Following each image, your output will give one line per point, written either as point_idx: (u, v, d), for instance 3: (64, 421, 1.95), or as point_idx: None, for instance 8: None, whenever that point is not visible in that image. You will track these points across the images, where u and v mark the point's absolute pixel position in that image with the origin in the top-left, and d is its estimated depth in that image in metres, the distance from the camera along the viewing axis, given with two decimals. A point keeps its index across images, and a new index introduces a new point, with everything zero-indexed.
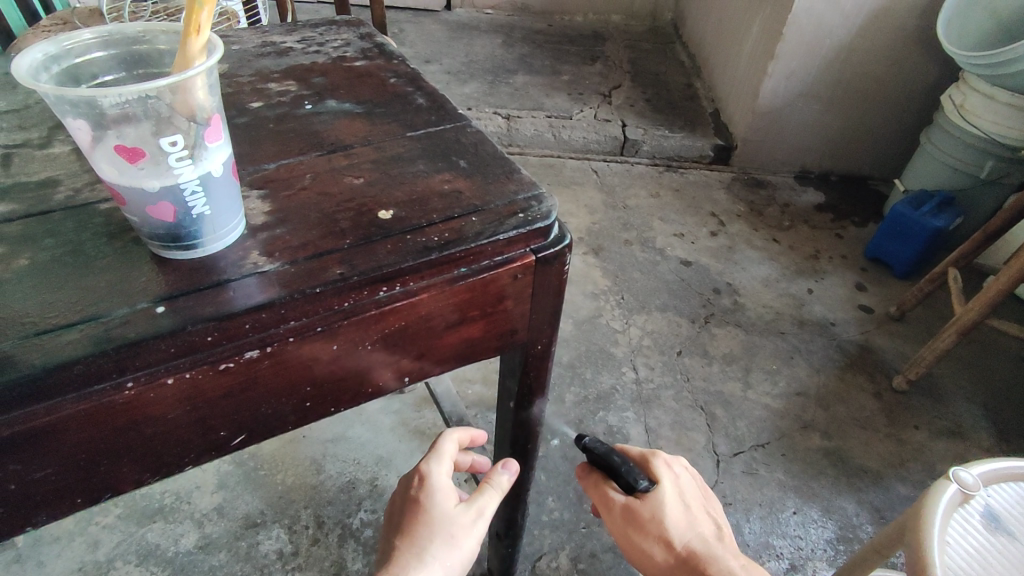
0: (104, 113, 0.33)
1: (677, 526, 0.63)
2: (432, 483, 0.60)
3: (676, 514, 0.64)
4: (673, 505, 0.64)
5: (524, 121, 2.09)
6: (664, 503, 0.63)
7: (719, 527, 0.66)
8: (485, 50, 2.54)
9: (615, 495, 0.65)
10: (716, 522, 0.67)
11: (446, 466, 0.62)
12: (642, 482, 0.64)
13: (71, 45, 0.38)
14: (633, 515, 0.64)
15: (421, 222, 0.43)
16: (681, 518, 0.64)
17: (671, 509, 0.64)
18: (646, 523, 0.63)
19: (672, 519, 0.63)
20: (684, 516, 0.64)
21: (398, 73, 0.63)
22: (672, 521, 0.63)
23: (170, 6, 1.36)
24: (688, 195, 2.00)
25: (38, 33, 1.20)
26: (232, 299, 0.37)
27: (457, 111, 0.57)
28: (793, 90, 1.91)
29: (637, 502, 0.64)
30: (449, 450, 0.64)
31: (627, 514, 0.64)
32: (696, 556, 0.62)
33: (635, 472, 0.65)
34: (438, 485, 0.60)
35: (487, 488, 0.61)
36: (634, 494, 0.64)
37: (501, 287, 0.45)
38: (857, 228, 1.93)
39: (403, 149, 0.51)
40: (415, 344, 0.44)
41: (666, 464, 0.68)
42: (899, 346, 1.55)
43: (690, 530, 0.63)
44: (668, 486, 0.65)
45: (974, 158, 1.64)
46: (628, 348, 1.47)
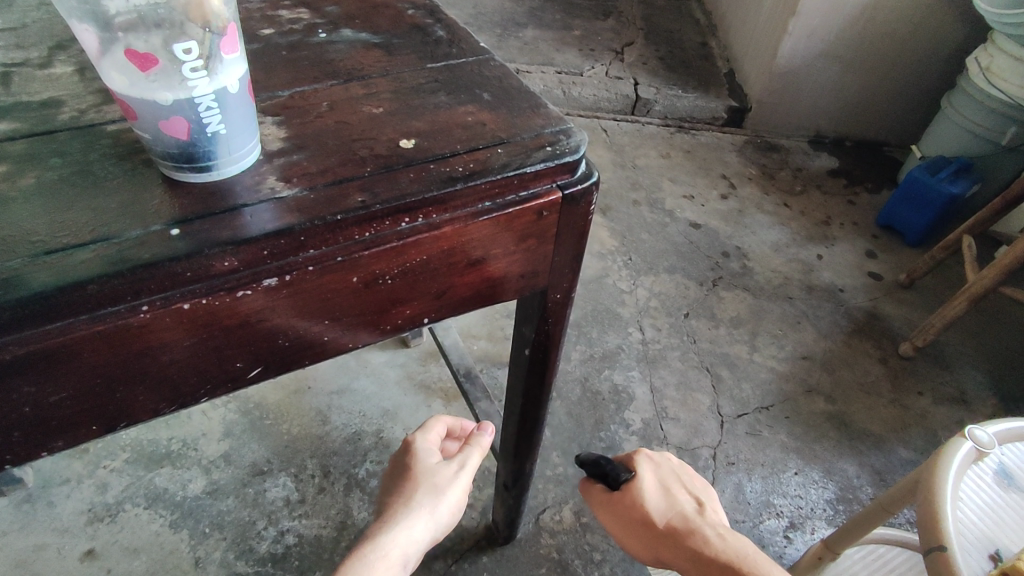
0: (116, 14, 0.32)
1: (656, 508, 0.64)
2: (418, 447, 0.67)
3: (653, 495, 0.65)
4: (651, 490, 0.65)
5: (534, 76, 2.03)
6: (640, 493, 0.65)
7: (700, 502, 0.65)
8: (494, 2, 2.46)
9: (602, 489, 0.68)
10: (697, 498, 0.65)
11: (434, 435, 0.69)
12: (622, 473, 0.67)
13: None
14: (619, 507, 0.66)
15: (445, 153, 0.41)
16: (661, 501, 0.64)
17: (649, 497, 0.65)
18: (628, 508, 0.65)
19: (650, 503, 0.64)
20: (663, 497, 0.65)
21: (415, 4, 0.60)
22: (650, 505, 0.64)
23: None
24: (699, 157, 1.96)
25: None
26: (248, 224, 0.35)
27: (478, 45, 0.55)
28: (813, 49, 1.85)
29: (617, 493, 0.66)
30: (438, 426, 0.71)
31: (612, 505, 0.66)
32: (674, 529, 0.61)
33: (615, 465, 0.68)
34: (423, 450, 0.67)
35: (469, 446, 0.67)
36: (619, 487, 0.66)
37: (526, 225, 0.43)
38: (870, 194, 1.90)
39: (423, 81, 0.49)
40: (433, 284, 0.43)
41: (646, 457, 0.69)
42: (906, 313, 1.54)
43: (670, 512, 0.63)
44: (646, 475, 0.67)
45: (997, 123, 1.59)
46: (635, 309, 1.46)
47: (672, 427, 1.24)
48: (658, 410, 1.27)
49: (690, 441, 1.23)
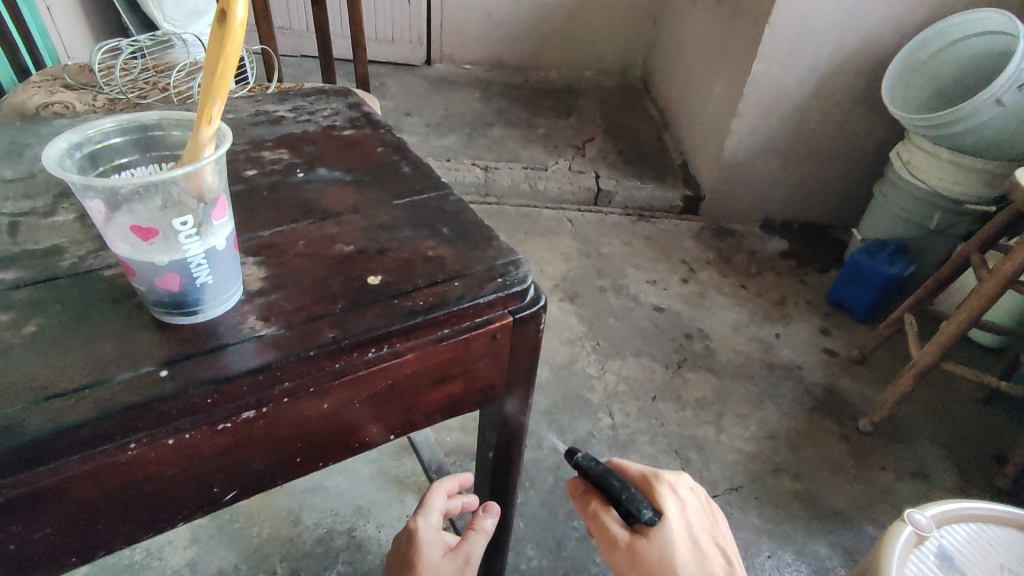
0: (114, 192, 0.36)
1: (685, 563, 0.60)
2: (420, 537, 0.66)
3: (681, 548, 0.61)
4: (678, 541, 0.61)
5: (502, 172, 2.17)
6: (669, 545, 0.61)
7: (730, 562, 0.62)
8: (463, 104, 2.65)
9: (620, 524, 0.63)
10: (725, 556, 0.63)
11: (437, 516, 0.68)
12: (646, 512, 0.62)
13: (93, 134, 0.43)
14: (639, 553, 0.61)
15: (408, 288, 0.47)
16: (688, 555, 0.61)
17: (674, 547, 0.61)
18: (651, 560, 0.60)
19: (679, 556, 0.60)
20: (691, 554, 0.61)
21: (384, 141, 0.68)
22: (678, 556, 0.60)
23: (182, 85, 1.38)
24: (659, 243, 2.07)
25: (32, 94, 1.24)
26: (229, 363, 0.40)
27: (441, 179, 0.62)
28: (755, 145, 2.03)
29: (641, 538, 0.61)
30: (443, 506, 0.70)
31: (630, 548, 0.62)
32: None
33: (639, 501, 0.62)
34: (425, 539, 0.66)
35: (473, 534, 0.67)
36: (642, 531, 0.62)
37: (481, 346, 0.49)
38: (820, 275, 2.02)
39: (390, 217, 0.55)
40: (397, 403, 0.47)
41: (671, 498, 0.65)
42: (862, 388, 1.61)
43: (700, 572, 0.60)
44: (673, 520, 0.62)
45: (923, 210, 1.75)
46: (604, 394, 1.50)
47: None
48: None
49: None
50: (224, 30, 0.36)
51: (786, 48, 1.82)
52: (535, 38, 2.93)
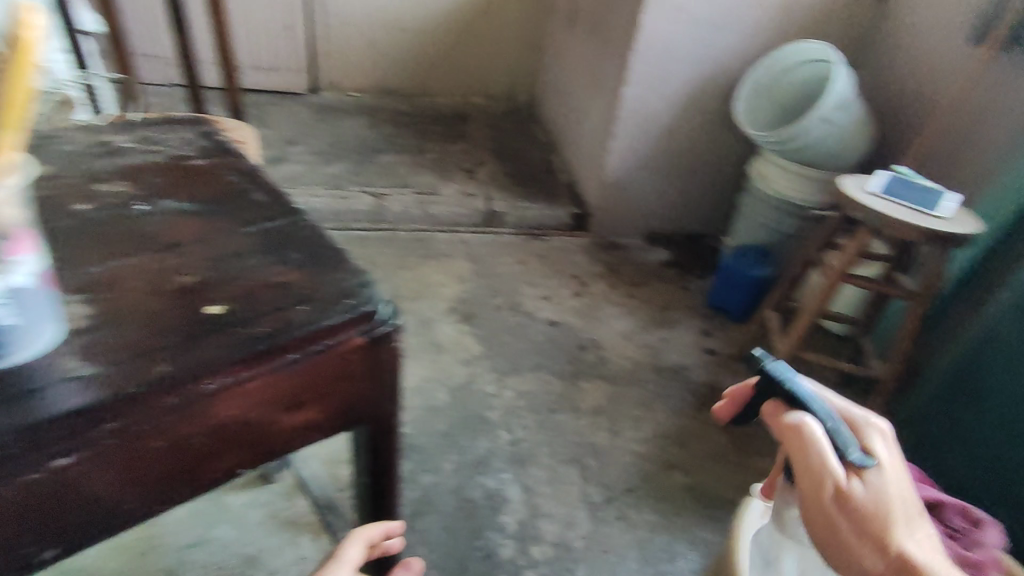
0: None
1: (896, 515, 0.52)
2: None
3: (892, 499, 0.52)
4: (895, 491, 0.53)
5: (393, 198, 2.16)
6: (880, 483, 0.53)
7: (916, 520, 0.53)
8: (351, 131, 2.63)
9: (815, 451, 0.54)
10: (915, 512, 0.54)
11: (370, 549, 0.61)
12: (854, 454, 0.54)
13: None
14: (839, 490, 0.53)
15: (251, 316, 0.46)
16: (907, 500, 0.53)
17: (892, 489, 0.53)
18: (867, 513, 0.52)
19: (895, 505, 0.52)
20: (901, 507, 0.52)
21: (237, 170, 0.66)
22: (896, 504, 0.52)
23: None
24: (552, 260, 2.14)
25: None
26: (41, 408, 0.37)
27: (295, 205, 0.61)
28: (632, 163, 2.16)
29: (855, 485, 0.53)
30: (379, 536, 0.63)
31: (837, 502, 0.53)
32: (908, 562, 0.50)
33: (842, 441, 0.55)
34: None
35: None
36: (843, 468, 0.54)
37: (334, 369, 0.48)
38: (699, 280, 2.17)
39: (237, 246, 0.54)
40: (247, 434, 0.46)
41: (882, 435, 0.57)
42: (740, 383, 1.74)
43: (922, 542, 0.51)
44: (888, 461, 0.55)
45: (779, 219, 1.93)
46: (502, 411, 1.52)
47: (546, 524, 1.28)
48: (532, 508, 1.30)
49: (564, 535, 1.26)
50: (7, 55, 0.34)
51: (650, 74, 1.97)
52: (421, 64, 2.97)
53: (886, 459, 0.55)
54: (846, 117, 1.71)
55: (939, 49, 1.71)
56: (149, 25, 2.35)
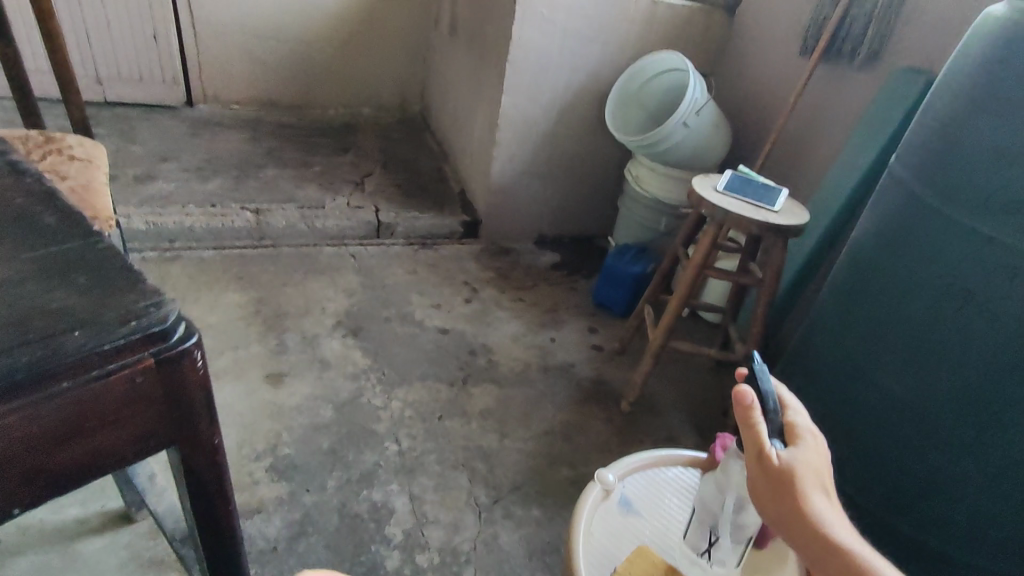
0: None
1: (818, 492, 0.57)
2: None
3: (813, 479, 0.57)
4: (815, 470, 0.58)
5: (274, 214, 2.10)
6: (810, 470, 0.57)
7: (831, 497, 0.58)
8: (231, 146, 2.52)
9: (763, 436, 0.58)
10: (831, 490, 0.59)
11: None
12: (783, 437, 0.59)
13: None
14: (780, 471, 0.57)
15: (16, 345, 0.44)
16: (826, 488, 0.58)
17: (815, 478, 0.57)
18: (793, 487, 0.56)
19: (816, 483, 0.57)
20: (819, 484, 0.57)
21: (28, 191, 0.62)
22: (818, 478, 0.57)
23: None
24: (443, 269, 2.16)
25: None
26: None
27: (91, 226, 0.59)
28: (516, 170, 2.22)
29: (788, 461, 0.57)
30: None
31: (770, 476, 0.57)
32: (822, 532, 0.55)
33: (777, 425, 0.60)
34: None
35: None
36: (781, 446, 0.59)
37: (118, 394, 0.47)
38: (587, 280, 2.26)
39: (13, 272, 0.51)
40: (17, 469, 0.44)
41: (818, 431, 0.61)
42: (624, 375, 1.82)
43: (832, 510, 0.56)
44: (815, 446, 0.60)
45: (654, 216, 2.07)
46: (389, 422, 1.51)
47: (433, 530, 1.28)
48: (419, 517, 1.31)
49: (450, 539, 1.28)
50: None
51: (525, 83, 2.04)
52: (306, 76, 2.90)
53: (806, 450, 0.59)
54: (703, 122, 1.84)
55: (779, 58, 1.88)
56: None
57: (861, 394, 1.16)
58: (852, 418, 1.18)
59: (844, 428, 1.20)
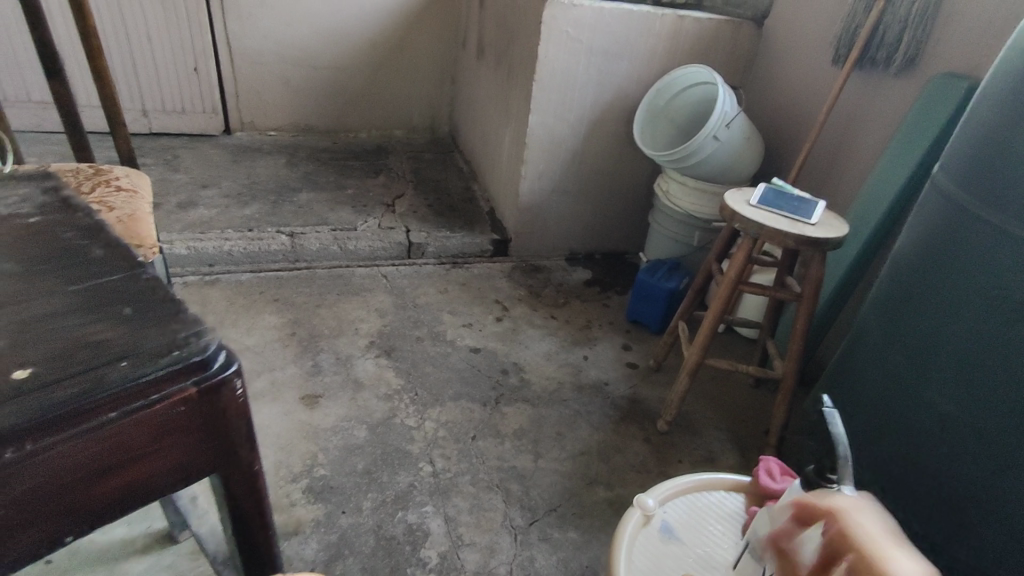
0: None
1: None
2: None
3: None
4: None
5: (308, 237, 2.14)
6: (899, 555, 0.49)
7: None
8: (267, 171, 2.60)
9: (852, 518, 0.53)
10: None
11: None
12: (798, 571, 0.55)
13: None
14: None
15: (63, 376, 0.45)
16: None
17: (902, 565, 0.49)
18: None
19: None
20: None
21: (77, 225, 0.64)
22: None
23: None
24: (474, 287, 2.17)
25: None
26: None
27: (136, 258, 0.60)
28: (546, 188, 2.23)
29: None
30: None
31: None
32: None
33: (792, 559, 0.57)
34: None
35: None
36: None
37: (159, 425, 0.48)
38: (619, 296, 2.24)
39: (60, 303, 0.52)
40: (62, 500, 0.45)
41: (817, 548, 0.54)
42: (660, 393, 1.79)
43: None
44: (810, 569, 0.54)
45: (686, 231, 2.05)
46: (424, 443, 1.51)
47: (469, 553, 1.27)
48: (454, 539, 1.29)
49: (486, 562, 1.26)
50: None
51: (553, 102, 2.05)
52: (338, 101, 2.98)
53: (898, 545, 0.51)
54: (734, 134, 1.81)
55: (813, 67, 1.85)
56: None
57: (898, 413, 1.13)
58: (888, 438, 1.15)
59: (880, 448, 1.17)
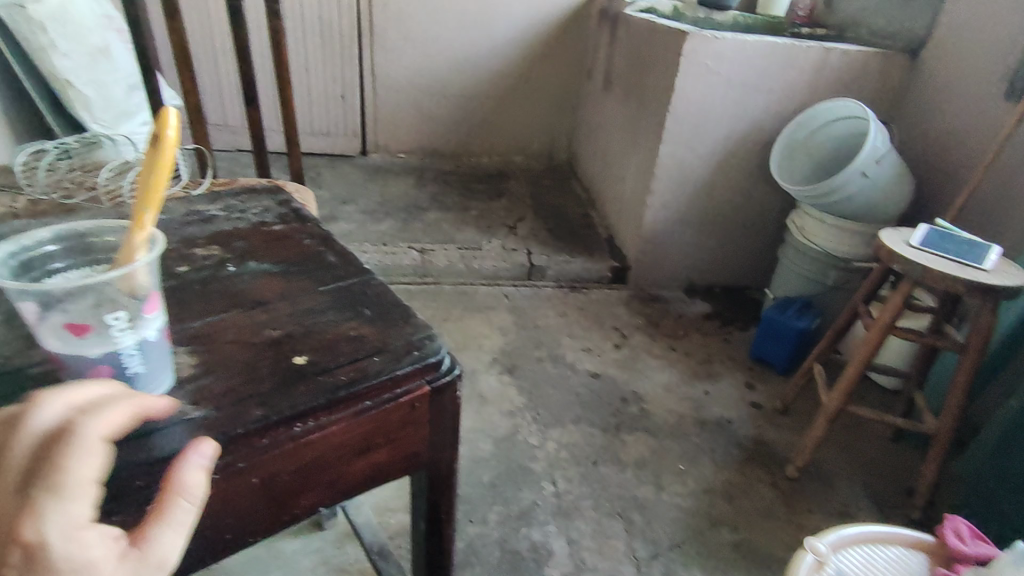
0: (44, 294, 0.42)
1: None
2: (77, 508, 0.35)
3: None
4: None
5: (438, 254, 2.26)
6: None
7: None
8: (399, 191, 2.77)
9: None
10: None
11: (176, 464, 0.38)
12: None
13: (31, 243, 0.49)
14: None
15: (331, 366, 0.52)
16: None
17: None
18: None
19: None
20: None
21: (312, 235, 0.74)
22: None
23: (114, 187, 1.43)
24: (592, 313, 2.18)
25: None
26: (157, 446, 0.43)
27: (362, 266, 0.68)
28: (670, 218, 2.21)
29: None
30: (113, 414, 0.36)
31: None
32: None
33: None
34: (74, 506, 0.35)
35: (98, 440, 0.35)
36: None
37: (401, 415, 0.54)
38: (741, 332, 2.16)
39: (316, 302, 0.60)
40: (325, 474, 0.51)
41: None
42: (788, 437, 1.70)
43: None
44: None
45: (821, 270, 1.93)
46: (545, 462, 1.53)
47: None
48: (577, 562, 1.30)
49: None
50: (156, 151, 0.43)
51: (685, 133, 2.04)
52: (466, 127, 3.13)
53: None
54: (883, 170, 1.72)
55: (981, 101, 1.72)
56: (219, 97, 2.57)
57: None
58: None
59: None
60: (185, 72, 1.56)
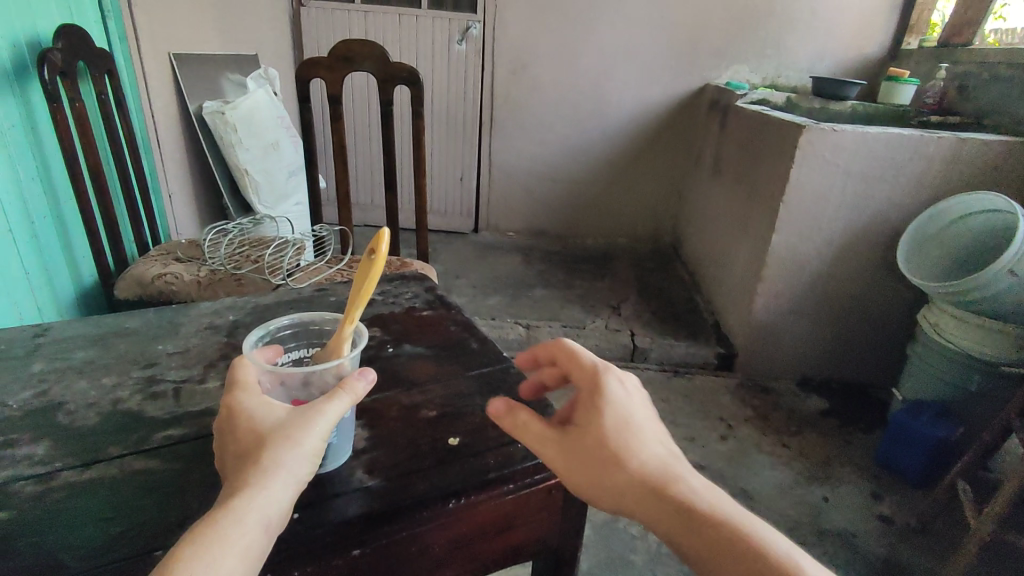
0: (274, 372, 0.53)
1: None
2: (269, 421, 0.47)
3: None
4: None
5: (543, 330, 2.33)
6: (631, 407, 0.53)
7: None
8: (507, 267, 2.91)
9: (586, 360, 0.57)
10: None
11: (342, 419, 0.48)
12: None
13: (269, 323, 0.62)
14: None
15: (481, 449, 0.58)
16: None
17: (634, 425, 0.52)
18: None
19: None
20: None
21: (456, 321, 0.83)
22: None
23: (274, 261, 1.65)
24: (697, 400, 2.13)
25: (160, 267, 1.56)
26: (345, 508, 0.51)
27: (503, 354, 0.75)
28: (783, 308, 2.15)
29: None
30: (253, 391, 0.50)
31: None
32: None
33: None
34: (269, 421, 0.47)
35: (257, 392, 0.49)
36: None
37: (540, 500, 0.58)
38: (864, 434, 2.01)
39: (464, 387, 0.68)
40: (469, 550, 0.56)
41: None
42: (923, 560, 1.53)
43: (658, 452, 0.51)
44: None
45: (959, 372, 1.78)
46: (647, 556, 1.48)
47: None
48: None
49: None
50: (371, 260, 0.52)
51: (801, 223, 2.02)
52: (573, 209, 3.27)
53: (633, 393, 0.54)
54: None
55: None
56: (356, 179, 2.89)
57: None
58: None
59: None
60: (339, 163, 1.80)
